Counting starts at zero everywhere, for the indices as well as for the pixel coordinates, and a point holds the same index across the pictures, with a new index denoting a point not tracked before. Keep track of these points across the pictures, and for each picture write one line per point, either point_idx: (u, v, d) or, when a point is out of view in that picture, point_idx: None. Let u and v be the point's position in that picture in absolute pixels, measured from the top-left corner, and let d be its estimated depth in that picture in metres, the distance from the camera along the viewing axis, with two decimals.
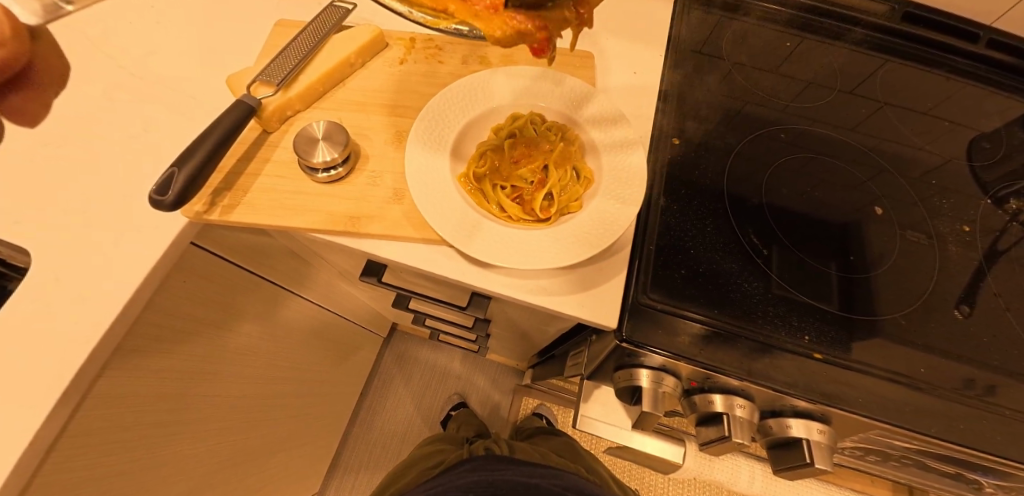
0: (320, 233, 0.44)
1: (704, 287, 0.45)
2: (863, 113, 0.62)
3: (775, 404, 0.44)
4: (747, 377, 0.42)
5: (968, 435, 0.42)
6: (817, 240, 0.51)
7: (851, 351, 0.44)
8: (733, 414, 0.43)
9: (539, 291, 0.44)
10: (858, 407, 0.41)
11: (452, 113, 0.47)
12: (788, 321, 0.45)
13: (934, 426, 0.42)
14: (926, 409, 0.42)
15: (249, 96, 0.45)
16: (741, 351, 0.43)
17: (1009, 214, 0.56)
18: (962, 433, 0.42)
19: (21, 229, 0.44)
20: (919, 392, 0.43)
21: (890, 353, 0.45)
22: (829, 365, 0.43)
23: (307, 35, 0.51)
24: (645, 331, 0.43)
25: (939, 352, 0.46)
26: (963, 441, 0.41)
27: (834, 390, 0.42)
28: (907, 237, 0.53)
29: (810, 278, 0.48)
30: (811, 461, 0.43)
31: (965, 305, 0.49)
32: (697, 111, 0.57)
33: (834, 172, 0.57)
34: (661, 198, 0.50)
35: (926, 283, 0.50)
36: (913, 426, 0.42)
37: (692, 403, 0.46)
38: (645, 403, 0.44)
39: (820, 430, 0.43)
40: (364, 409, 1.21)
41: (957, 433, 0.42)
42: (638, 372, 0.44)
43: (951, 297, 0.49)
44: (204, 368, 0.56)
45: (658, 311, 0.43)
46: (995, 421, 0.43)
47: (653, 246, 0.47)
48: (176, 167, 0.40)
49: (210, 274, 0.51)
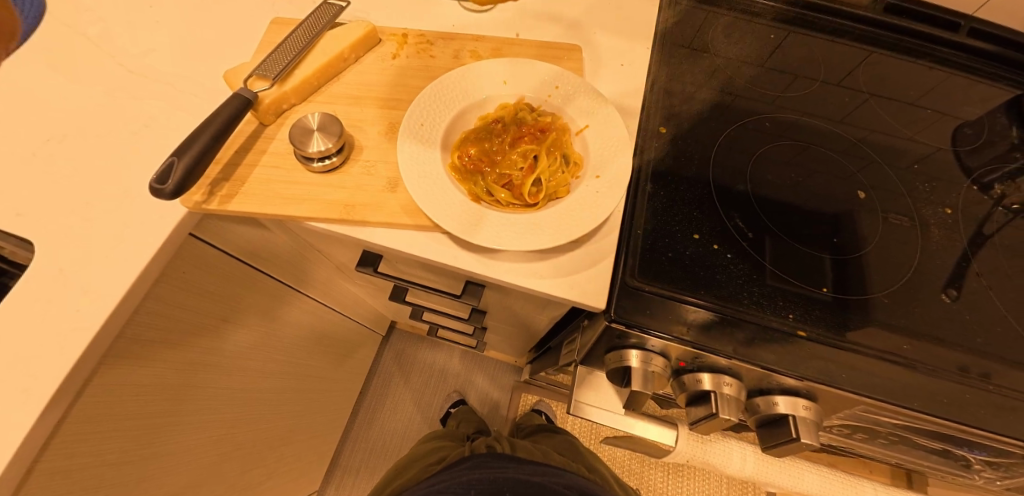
0: (316, 222, 0.45)
1: (691, 270, 0.46)
2: (848, 103, 0.64)
3: (762, 383, 0.45)
4: (735, 355, 0.43)
5: (953, 409, 0.43)
6: (802, 225, 0.52)
7: (837, 331, 0.45)
8: (721, 392, 0.44)
9: (530, 275, 0.45)
10: (843, 382, 0.43)
11: (443, 104, 0.48)
12: (774, 301, 0.46)
13: (919, 400, 0.43)
14: (911, 383, 0.44)
15: (246, 90, 0.46)
16: (728, 330, 0.44)
17: (994, 199, 0.57)
18: (947, 407, 0.43)
19: (26, 223, 0.46)
20: (904, 368, 0.44)
21: (874, 331, 0.46)
22: (815, 343, 0.44)
23: (303, 32, 0.52)
24: (635, 312, 0.44)
25: (924, 329, 0.47)
26: (949, 416, 0.42)
27: (820, 368, 0.43)
28: (891, 220, 0.54)
29: (795, 260, 0.49)
30: (796, 436, 0.44)
31: (952, 288, 0.50)
32: (683, 102, 0.58)
33: (821, 161, 0.58)
34: (649, 184, 0.51)
35: (911, 264, 0.51)
36: (898, 402, 0.43)
37: (682, 383, 0.47)
38: (635, 383, 0.45)
39: (806, 406, 0.45)
40: (364, 407, 1.22)
41: (942, 408, 0.43)
42: (628, 353, 0.45)
43: (937, 280, 0.50)
44: (204, 360, 0.57)
45: (647, 293, 0.44)
46: (980, 397, 0.44)
47: (641, 230, 0.48)
48: (175, 157, 0.41)
49: (210, 266, 0.52)
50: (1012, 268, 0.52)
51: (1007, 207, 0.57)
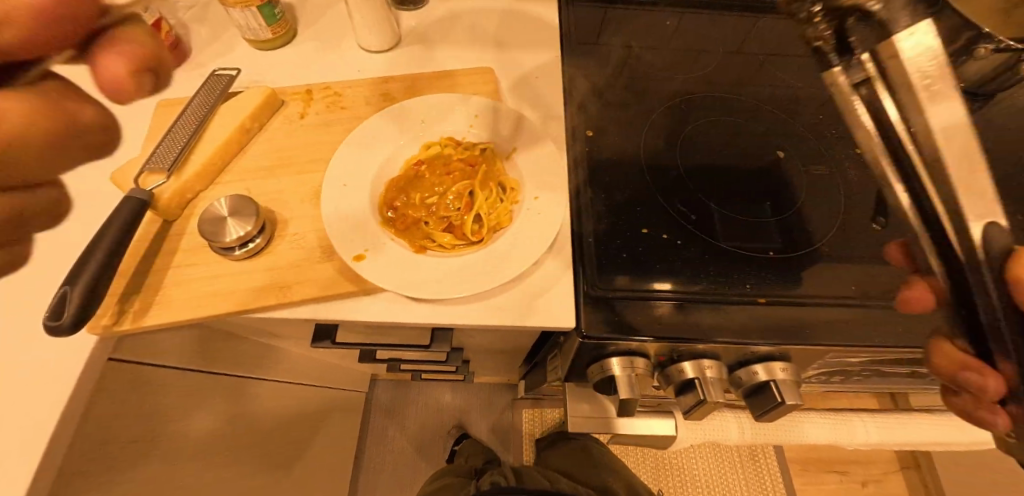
0: (252, 313, 0.42)
1: (651, 265, 0.47)
2: (751, 68, 0.67)
3: (741, 355, 0.46)
4: (708, 339, 0.43)
5: (912, 336, 0.45)
6: (733, 191, 0.54)
7: (799, 287, 0.46)
8: (704, 377, 0.45)
9: (492, 310, 0.44)
10: (811, 337, 0.44)
11: (363, 158, 0.46)
12: (731, 275, 0.47)
13: (882, 336, 0.45)
14: (873, 322, 0.45)
15: (139, 189, 0.42)
16: (697, 317, 0.44)
17: None
18: (907, 334, 0.45)
19: (11, 285, 0.46)
20: (864, 308, 0.46)
21: (829, 277, 0.47)
22: (778, 306, 0.45)
23: (193, 111, 0.49)
24: (607, 322, 0.43)
25: (879, 258, 0.49)
26: (909, 343, 0.45)
27: (788, 329, 0.44)
28: (814, 170, 0.57)
29: (735, 227, 0.50)
30: (782, 400, 0.45)
31: (883, 216, 0.53)
32: (603, 101, 0.59)
33: (739, 125, 0.60)
34: (588, 190, 0.51)
35: (839, 207, 0.54)
36: (861, 341, 0.44)
37: (667, 376, 0.47)
38: (622, 390, 0.44)
39: (783, 368, 0.46)
40: (365, 470, 1.16)
41: (902, 336, 0.45)
42: (609, 362, 0.45)
43: (868, 213, 0.53)
44: (162, 485, 0.52)
45: (612, 299, 0.44)
46: (936, 317, 0.46)
47: (592, 238, 0.47)
48: (68, 285, 0.36)
49: (146, 387, 0.47)
50: None
51: None
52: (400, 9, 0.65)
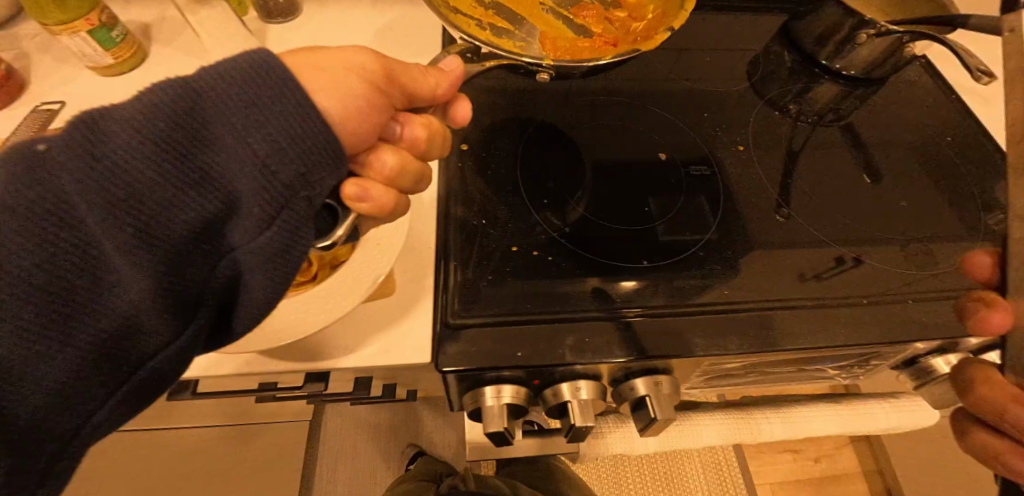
0: None
1: (518, 285, 0.45)
2: (638, 71, 0.67)
3: (617, 373, 0.45)
4: (578, 361, 0.41)
5: (776, 337, 0.46)
6: (609, 201, 0.53)
7: (668, 295, 0.47)
8: (578, 398, 0.43)
9: (335, 349, 0.42)
10: (678, 348, 0.44)
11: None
12: (601, 290, 0.46)
13: (747, 340, 0.45)
14: (740, 323, 0.46)
15: None
16: (564, 338, 0.42)
17: (795, 116, 0.68)
18: (771, 335, 0.46)
19: None
20: (729, 312, 0.46)
21: (693, 285, 0.48)
22: (645, 319, 0.45)
23: None
24: (467, 352, 0.41)
25: (766, 245, 0.53)
26: (774, 345, 0.45)
27: (656, 342, 0.43)
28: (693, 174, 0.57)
29: (606, 239, 0.50)
30: (657, 414, 0.43)
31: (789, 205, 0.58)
32: (480, 114, 0.58)
33: (622, 129, 0.60)
34: (458, 211, 0.49)
35: (715, 210, 0.55)
36: (727, 348, 0.44)
37: (545, 399, 0.45)
38: (489, 421, 0.43)
39: (659, 382, 0.45)
40: None
41: (764, 338, 0.45)
42: (479, 391, 0.43)
43: (737, 214, 0.55)
44: None
45: (472, 327, 0.42)
46: (832, 297, 0.49)
47: (456, 261, 0.46)
48: None
49: None
50: (822, 177, 0.62)
51: (805, 120, 0.68)
52: (269, 22, 0.63)
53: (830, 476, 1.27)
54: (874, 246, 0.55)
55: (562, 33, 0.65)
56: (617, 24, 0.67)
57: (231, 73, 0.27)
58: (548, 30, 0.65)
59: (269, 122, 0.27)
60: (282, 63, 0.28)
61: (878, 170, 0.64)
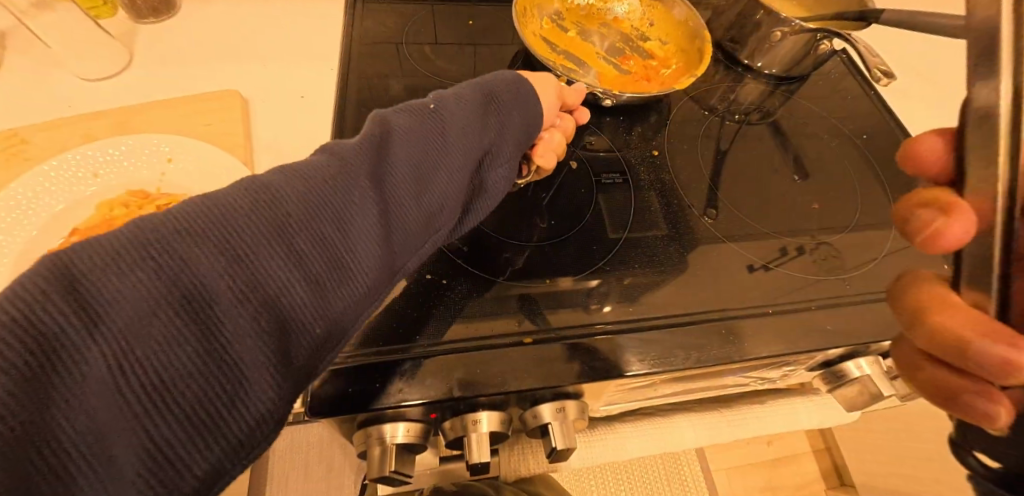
0: None
1: (406, 316, 0.44)
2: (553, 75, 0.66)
3: (514, 402, 0.43)
4: (460, 394, 0.40)
5: (672, 352, 0.45)
6: (515, 217, 0.52)
7: (565, 316, 0.45)
8: (474, 432, 0.42)
9: None
10: (573, 373, 0.42)
11: (7, 220, 0.41)
12: (494, 315, 0.45)
13: (643, 357, 0.44)
14: (638, 340, 0.45)
15: None
16: (449, 370, 0.41)
17: (716, 115, 0.67)
18: (667, 351, 0.45)
19: None
20: (627, 330, 0.45)
21: (592, 303, 0.47)
22: (540, 344, 0.43)
23: None
24: (344, 394, 0.39)
25: (671, 255, 0.52)
26: (669, 362, 0.44)
27: (549, 369, 0.42)
28: (600, 185, 0.56)
29: (503, 260, 0.49)
30: (560, 442, 0.43)
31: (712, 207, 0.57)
32: None
33: None
34: None
35: (624, 220, 0.54)
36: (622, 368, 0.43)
37: (444, 432, 0.44)
38: (378, 463, 0.40)
39: (564, 409, 0.43)
40: None
41: (657, 353, 0.45)
42: (366, 431, 0.41)
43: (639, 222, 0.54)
44: None
45: (352, 366, 0.40)
46: (733, 310, 0.48)
47: None
48: None
49: None
50: (740, 180, 0.61)
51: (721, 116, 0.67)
52: (141, 23, 0.63)
53: (788, 470, 1.28)
54: (786, 248, 0.55)
55: (612, 74, 0.67)
56: (650, 69, 0.69)
57: (450, 99, 0.39)
58: (603, 73, 0.67)
59: (508, 113, 0.41)
60: (412, 109, 0.37)
61: (805, 167, 0.63)
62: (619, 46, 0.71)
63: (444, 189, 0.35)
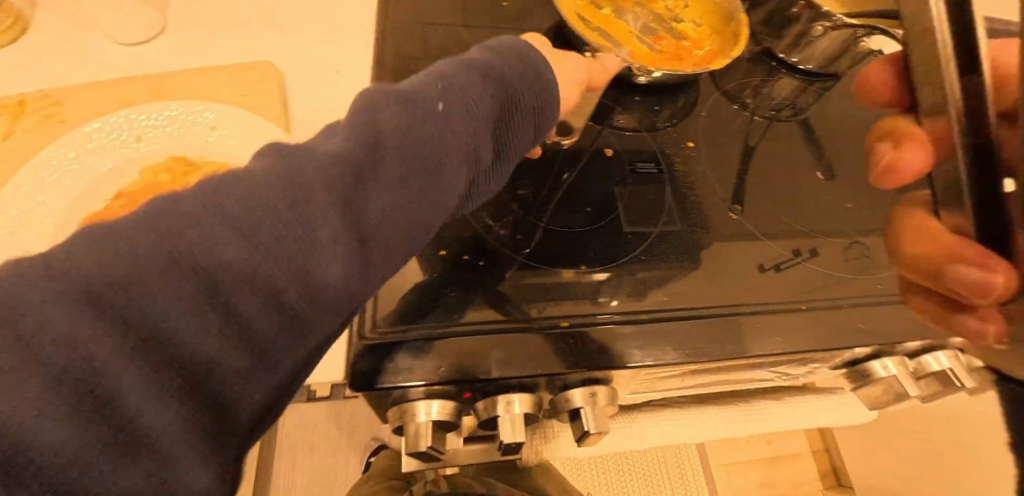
0: None
1: (443, 295, 0.44)
2: None
3: (547, 385, 0.43)
4: (496, 374, 0.40)
5: (707, 343, 0.45)
6: (549, 204, 0.52)
7: (600, 303, 0.46)
8: (507, 413, 0.42)
9: None
10: (607, 359, 0.42)
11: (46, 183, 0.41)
12: (529, 299, 0.45)
13: (676, 347, 0.44)
14: (672, 330, 0.45)
15: None
16: (485, 350, 0.41)
17: (749, 109, 0.66)
18: (701, 342, 0.45)
19: None
20: (660, 319, 0.46)
21: (625, 292, 0.47)
22: (575, 329, 0.44)
23: None
24: (383, 369, 0.39)
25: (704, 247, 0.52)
26: (703, 353, 0.44)
27: (583, 354, 0.42)
28: (634, 174, 0.56)
29: (538, 245, 0.49)
30: (592, 428, 0.43)
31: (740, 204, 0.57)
32: None
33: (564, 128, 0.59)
34: None
35: (657, 211, 0.54)
36: (655, 357, 0.43)
37: (477, 413, 0.44)
38: (413, 440, 0.41)
39: (596, 394, 0.44)
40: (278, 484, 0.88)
41: (691, 344, 0.45)
42: (401, 408, 0.41)
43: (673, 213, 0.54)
44: None
45: (392, 343, 0.41)
46: (768, 305, 0.48)
47: None
48: None
49: None
50: (772, 176, 0.61)
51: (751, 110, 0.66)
52: None
53: (789, 468, 1.29)
54: (816, 246, 0.55)
55: (644, 53, 0.66)
56: (682, 50, 0.68)
57: (459, 66, 0.39)
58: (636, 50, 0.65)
59: (518, 82, 0.40)
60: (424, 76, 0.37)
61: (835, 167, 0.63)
62: (653, 26, 0.70)
63: (448, 148, 0.34)
